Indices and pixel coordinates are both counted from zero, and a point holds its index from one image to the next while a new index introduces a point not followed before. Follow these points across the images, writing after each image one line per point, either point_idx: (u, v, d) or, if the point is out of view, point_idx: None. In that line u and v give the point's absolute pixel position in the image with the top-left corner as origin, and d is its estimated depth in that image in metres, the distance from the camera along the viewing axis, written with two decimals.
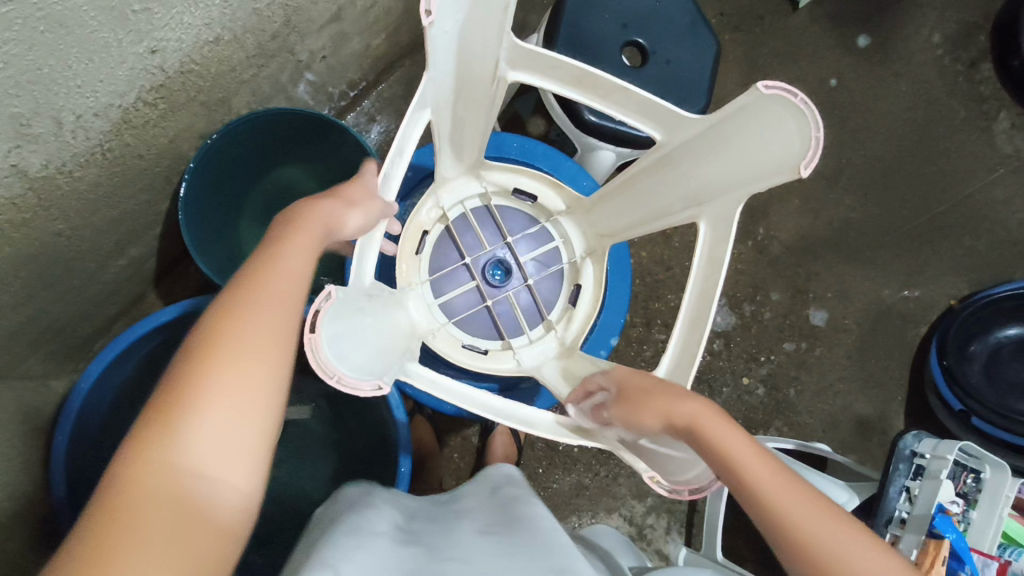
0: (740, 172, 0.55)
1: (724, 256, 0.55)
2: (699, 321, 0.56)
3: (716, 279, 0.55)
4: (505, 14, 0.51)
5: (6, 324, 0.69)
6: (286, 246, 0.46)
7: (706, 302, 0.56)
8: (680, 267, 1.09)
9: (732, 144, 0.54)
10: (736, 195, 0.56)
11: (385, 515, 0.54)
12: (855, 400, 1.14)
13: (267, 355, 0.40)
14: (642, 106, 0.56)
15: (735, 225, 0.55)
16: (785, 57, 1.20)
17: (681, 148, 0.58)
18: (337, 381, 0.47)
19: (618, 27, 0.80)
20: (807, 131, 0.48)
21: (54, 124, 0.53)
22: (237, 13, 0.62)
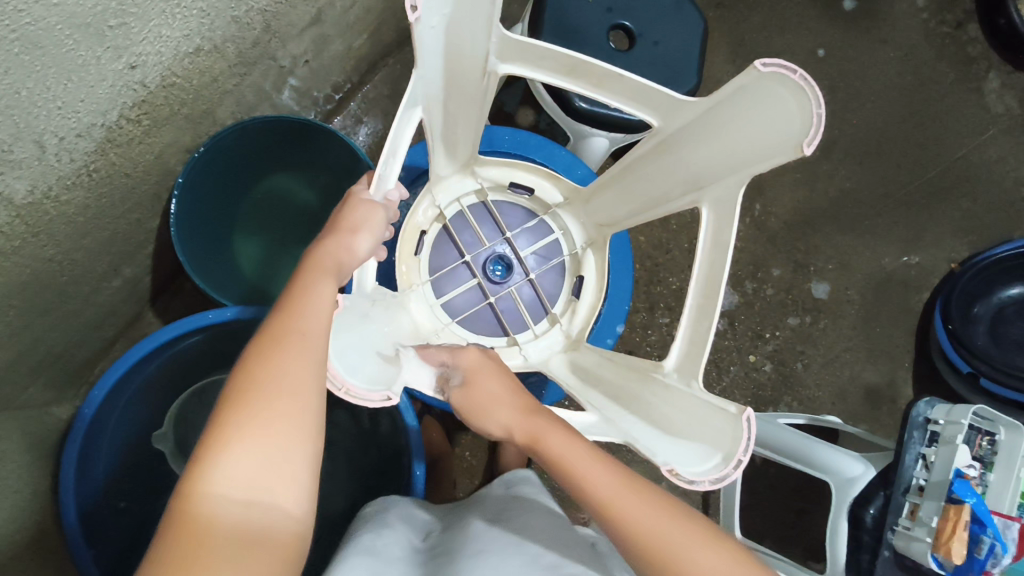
0: (740, 152, 0.54)
1: (729, 238, 0.54)
2: (709, 306, 0.55)
3: (721, 262, 0.54)
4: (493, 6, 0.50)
5: (3, 354, 0.68)
6: (311, 268, 0.47)
7: (714, 285, 0.55)
8: (680, 249, 1.08)
9: (731, 125, 0.53)
10: (737, 176, 0.55)
11: (401, 536, 0.56)
12: (863, 370, 1.13)
13: (306, 374, 0.40)
14: (637, 93, 0.55)
15: (738, 206, 0.54)
16: (771, 30, 1.19)
17: (678, 133, 0.57)
18: (345, 393, 0.46)
19: (604, 11, 0.79)
20: (808, 107, 0.47)
21: (36, 148, 0.52)
22: (215, 22, 0.61)
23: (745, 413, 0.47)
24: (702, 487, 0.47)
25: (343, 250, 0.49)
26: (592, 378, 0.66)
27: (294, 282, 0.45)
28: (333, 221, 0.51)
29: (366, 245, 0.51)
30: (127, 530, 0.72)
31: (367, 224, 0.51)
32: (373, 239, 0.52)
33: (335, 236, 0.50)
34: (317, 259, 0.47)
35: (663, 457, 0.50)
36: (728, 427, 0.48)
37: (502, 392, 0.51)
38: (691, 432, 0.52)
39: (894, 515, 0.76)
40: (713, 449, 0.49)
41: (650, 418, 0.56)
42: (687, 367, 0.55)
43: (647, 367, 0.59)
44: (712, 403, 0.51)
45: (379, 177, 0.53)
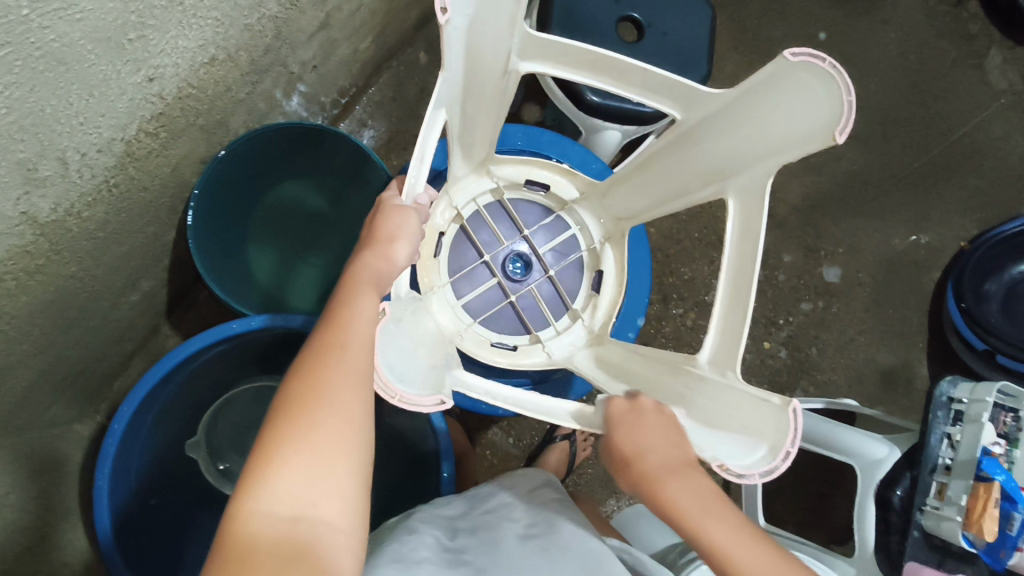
0: (767, 141, 0.53)
1: (758, 227, 0.54)
2: (740, 297, 0.55)
3: (751, 253, 0.54)
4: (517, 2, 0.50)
5: (27, 374, 0.68)
6: (353, 281, 0.47)
7: (746, 277, 0.55)
8: (690, 239, 1.09)
9: (757, 114, 0.53)
10: (763, 165, 0.55)
11: (427, 536, 0.54)
12: (878, 351, 1.14)
13: (354, 386, 0.40)
14: (660, 84, 0.55)
15: (767, 194, 0.54)
16: (772, 16, 1.18)
17: (702, 122, 0.57)
18: (399, 400, 0.47)
19: (612, 3, 0.78)
20: (837, 94, 0.47)
21: (60, 165, 0.51)
22: (229, 31, 0.61)
23: (791, 404, 0.47)
24: (752, 479, 0.47)
25: (382, 260, 0.49)
26: (622, 372, 0.65)
27: (337, 295, 0.45)
28: (370, 230, 0.51)
29: (403, 252, 0.51)
30: (160, 543, 0.71)
31: (402, 231, 0.51)
32: (410, 247, 0.52)
33: (372, 247, 0.50)
34: (358, 271, 0.47)
35: (711, 453, 0.50)
36: (774, 419, 0.49)
37: (649, 445, 0.49)
38: (728, 424, 0.52)
39: (921, 495, 0.76)
40: (760, 441, 0.49)
41: (688, 411, 0.56)
42: (723, 359, 0.55)
43: (679, 361, 0.60)
44: (755, 395, 0.51)
45: (410, 184, 0.54)
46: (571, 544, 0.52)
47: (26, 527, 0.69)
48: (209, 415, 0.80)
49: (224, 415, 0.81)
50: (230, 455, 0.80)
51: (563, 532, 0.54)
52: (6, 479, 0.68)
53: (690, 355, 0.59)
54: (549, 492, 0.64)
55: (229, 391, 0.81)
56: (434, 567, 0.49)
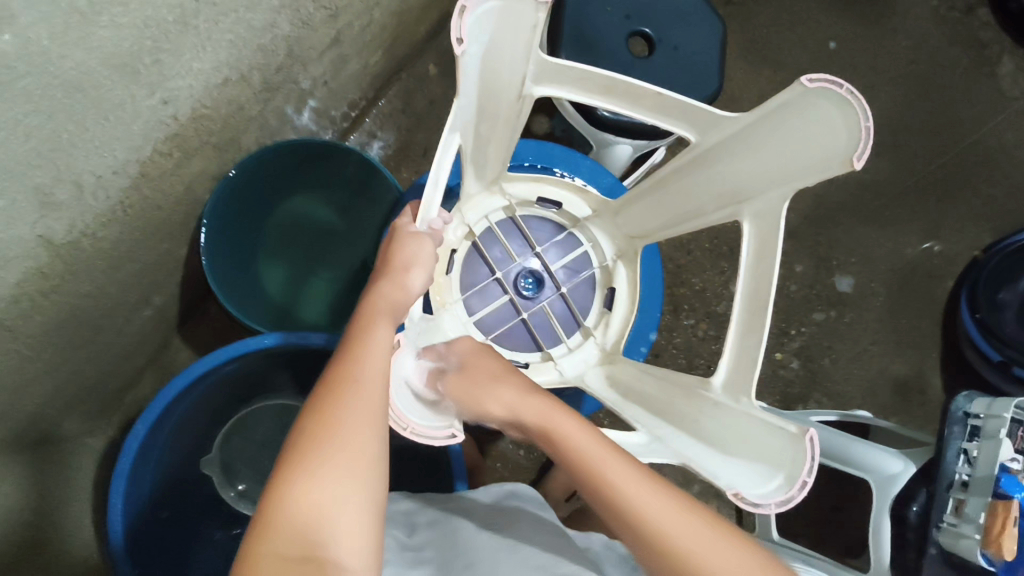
0: (784, 167, 0.54)
1: (774, 250, 0.54)
2: (755, 320, 0.54)
3: (767, 276, 0.54)
4: (535, 31, 0.50)
5: (41, 391, 0.68)
6: (369, 311, 0.47)
7: (760, 301, 0.54)
8: (700, 250, 1.09)
9: (772, 141, 0.53)
10: (781, 192, 0.55)
11: (389, 537, 0.57)
12: (891, 362, 1.13)
13: (369, 415, 0.40)
14: (674, 109, 0.55)
15: (782, 221, 0.54)
16: (782, 25, 1.18)
17: (716, 147, 0.57)
18: (410, 431, 0.48)
19: (622, 19, 0.78)
20: (855, 121, 0.47)
21: (75, 189, 0.52)
22: (242, 52, 0.61)
23: (807, 433, 0.46)
24: (768, 509, 0.47)
25: (397, 289, 0.50)
26: (635, 394, 0.65)
27: (354, 326, 0.46)
28: (385, 260, 0.53)
29: (419, 281, 0.52)
30: (170, 558, 0.71)
31: (417, 260, 0.52)
32: (425, 274, 0.53)
33: (388, 279, 0.50)
34: (374, 303, 0.48)
35: (726, 482, 0.50)
36: (790, 448, 0.48)
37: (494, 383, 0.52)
38: (743, 451, 0.52)
39: (938, 512, 0.74)
40: (776, 469, 0.49)
41: (704, 437, 0.55)
42: (738, 385, 0.54)
43: (693, 383, 0.59)
44: (770, 423, 0.50)
45: (426, 211, 0.55)
46: (525, 538, 0.56)
47: (40, 543, 0.69)
48: (223, 434, 0.81)
49: (238, 434, 0.82)
50: (245, 474, 0.81)
51: (516, 529, 0.57)
52: (19, 495, 0.68)
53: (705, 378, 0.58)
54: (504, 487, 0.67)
55: (241, 410, 0.82)
56: (398, 568, 0.52)
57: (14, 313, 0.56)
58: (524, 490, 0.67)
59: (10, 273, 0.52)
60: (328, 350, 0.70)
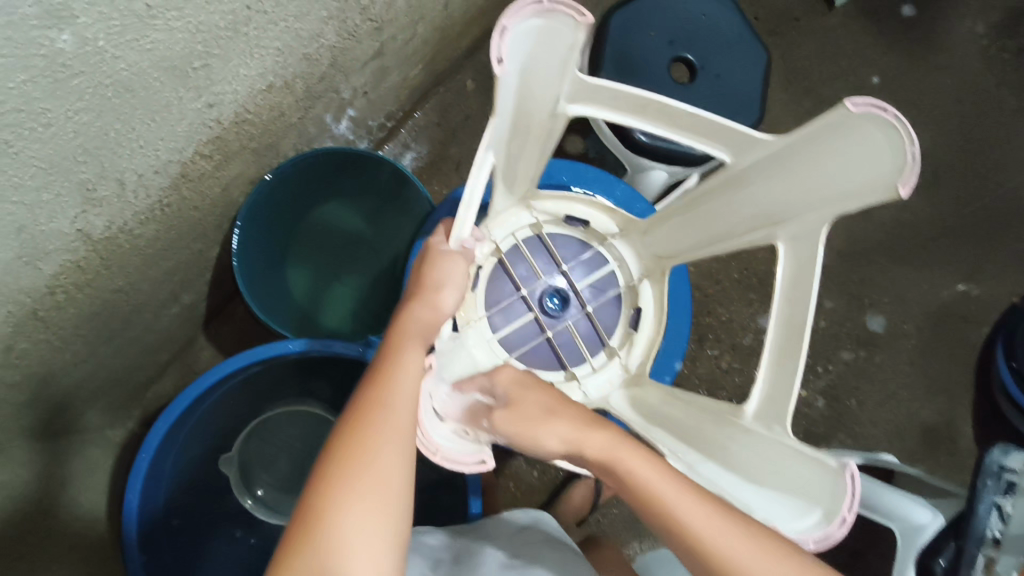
0: (822, 190, 0.50)
1: (811, 280, 0.50)
2: (791, 348, 0.51)
3: (803, 310, 0.50)
4: (571, 51, 0.47)
5: (67, 381, 0.69)
6: (401, 333, 0.47)
7: (796, 334, 0.51)
8: (728, 279, 1.08)
9: (813, 167, 0.49)
10: (819, 215, 0.51)
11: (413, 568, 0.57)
12: (920, 407, 1.09)
13: (400, 442, 0.40)
14: (710, 131, 0.51)
15: (821, 249, 0.50)
16: (824, 58, 1.17)
17: (750, 170, 0.53)
18: (439, 458, 0.48)
19: (666, 44, 0.78)
20: (900, 148, 0.44)
21: (117, 185, 0.53)
22: (289, 59, 0.62)
23: (848, 467, 0.44)
24: (808, 543, 0.45)
25: (427, 308, 0.50)
26: (661, 419, 0.63)
27: (385, 346, 0.46)
28: (417, 278, 0.52)
29: (449, 301, 0.52)
30: (180, 555, 0.71)
31: (448, 280, 0.52)
32: (455, 294, 0.52)
33: (420, 295, 0.50)
34: (405, 321, 0.48)
35: (762, 515, 0.48)
36: (829, 481, 0.46)
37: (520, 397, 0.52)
38: (777, 483, 0.50)
39: (968, 568, 0.69)
40: (812, 504, 0.46)
41: (733, 465, 0.53)
42: (770, 413, 0.52)
43: (723, 409, 0.56)
44: (805, 453, 0.48)
45: (458, 230, 0.55)
46: None
47: (54, 534, 0.69)
48: (241, 438, 0.80)
49: (257, 437, 0.81)
50: (262, 480, 0.81)
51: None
52: (37, 484, 0.69)
53: (736, 405, 0.56)
54: (535, 530, 0.66)
55: (260, 414, 0.81)
56: None
57: (49, 303, 0.56)
58: (554, 535, 0.66)
59: (48, 265, 0.53)
60: (351, 359, 0.70)
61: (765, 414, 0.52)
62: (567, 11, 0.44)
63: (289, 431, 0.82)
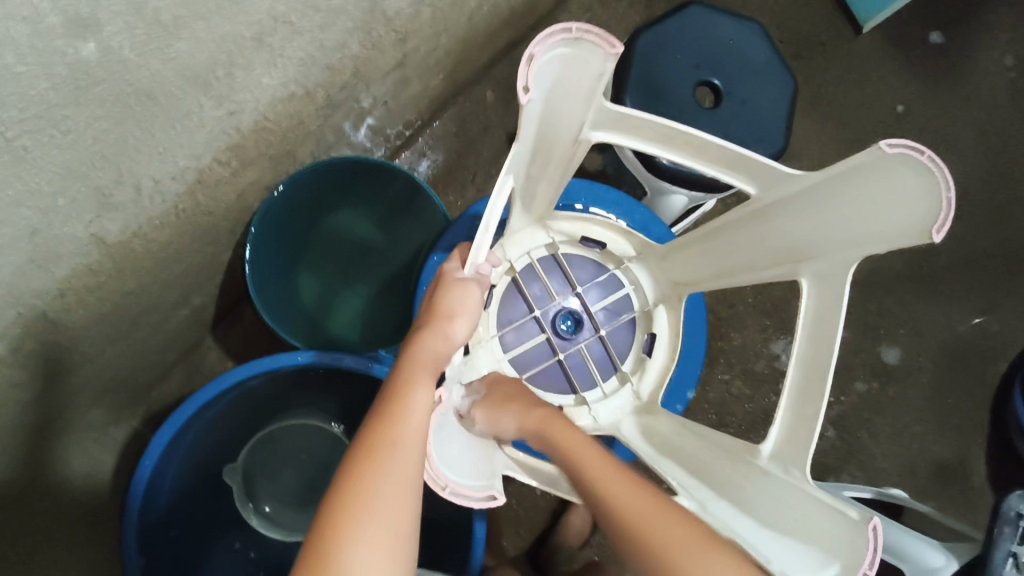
0: (850, 229, 0.47)
1: (835, 322, 0.48)
2: (813, 389, 0.49)
3: (826, 353, 0.48)
4: (599, 80, 0.46)
5: (73, 383, 0.68)
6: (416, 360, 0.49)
7: (818, 377, 0.49)
8: (743, 304, 1.06)
9: (842, 205, 0.47)
10: (846, 254, 0.48)
11: None
12: (933, 442, 1.07)
13: (409, 471, 0.41)
14: (736, 164, 0.50)
15: (847, 290, 0.48)
16: (848, 84, 1.15)
17: (777, 204, 0.51)
18: (447, 491, 0.47)
19: (691, 68, 0.77)
20: (935, 190, 0.41)
21: (134, 192, 0.52)
22: (312, 69, 0.61)
23: (873, 520, 0.42)
24: None
25: (440, 339, 0.52)
26: (671, 449, 0.61)
27: (398, 374, 0.48)
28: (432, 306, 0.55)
29: (462, 330, 0.54)
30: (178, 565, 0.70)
31: (462, 308, 0.54)
32: (469, 324, 0.55)
33: (433, 325, 0.53)
34: (419, 351, 0.50)
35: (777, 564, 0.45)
36: (849, 534, 0.43)
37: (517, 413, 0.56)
38: (793, 530, 0.47)
39: None
40: (830, 557, 0.44)
41: (747, 508, 0.51)
42: (790, 454, 0.50)
43: (739, 448, 0.55)
44: (826, 501, 0.46)
45: (474, 256, 0.55)
46: None
47: (51, 536, 0.69)
48: (245, 454, 0.80)
49: (261, 453, 0.81)
50: (269, 496, 0.80)
51: None
52: (38, 485, 0.68)
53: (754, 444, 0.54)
54: None
55: (264, 427, 0.81)
56: None
57: (58, 306, 0.56)
58: None
59: (60, 269, 0.52)
60: (359, 373, 0.69)
61: (782, 455, 0.50)
62: (598, 41, 0.43)
63: (294, 444, 0.82)
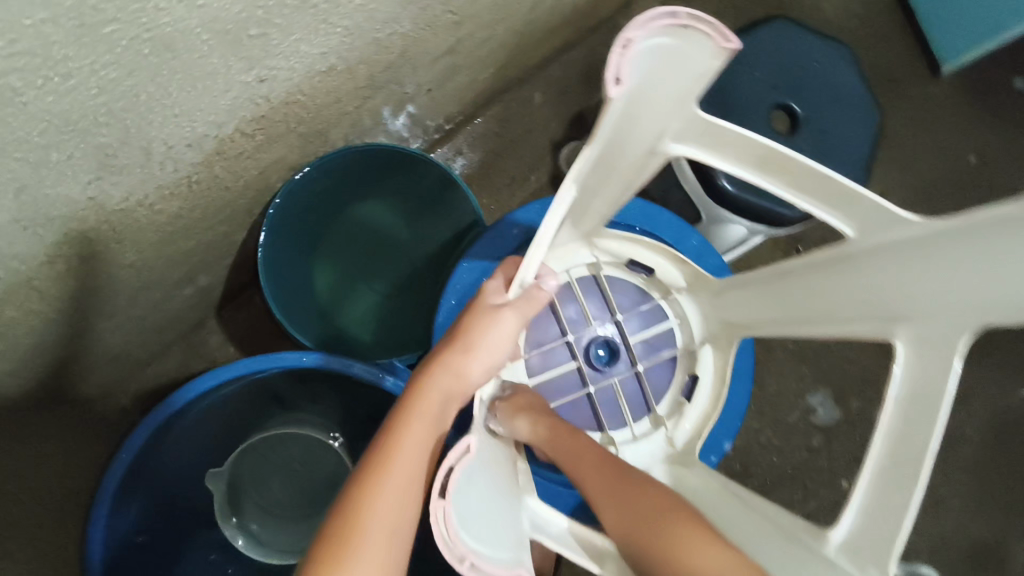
0: (971, 292, 0.38)
1: (942, 398, 0.39)
2: (902, 473, 0.40)
3: (925, 436, 0.40)
4: (698, 82, 0.40)
5: (58, 355, 0.62)
6: (422, 392, 0.44)
7: (912, 461, 0.40)
8: (783, 348, 0.99)
9: (963, 262, 0.39)
10: (961, 318, 0.39)
11: None
12: (971, 522, 0.99)
13: (401, 523, 0.38)
14: (832, 195, 0.43)
15: (960, 363, 0.39)
16: (921, 126, 1.07)
17: (882, 249, 0.43)
18: (470, 567, 0.35)
19: (770, 88, 0.70)
20: None
21: (142, 155, 0.46)
22: (356, 42, 0.55)
23: None
24: None
25: (458, 363, 0.46)
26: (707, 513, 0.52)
27: (401, 404, 0.44)
28: (457, 325, 0.49)
29: (485, 356, 0.48)
30: (148, 569, 0.64)
31: (494, 330, 0.48)
32: (494, 353, 0.48)
33: (454, 346, 0.47)
34: (433, 376, 0.45)
35: None
36: None
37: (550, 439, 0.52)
38: None
39: None
40: None
41: None
42: (866, 550, 0.40)
43: (798, 529, 0.45)
44: None
45: (523, 272, 0.48)
46: None
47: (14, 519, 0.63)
48: (230, 462, 0.74)
49: (250, 462, 0.75)
50: (254, 512, 0.74)
51: None
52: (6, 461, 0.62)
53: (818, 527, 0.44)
54: None
55: (253, 434, 0.74)
56: None
57: (46, 272, 0.50)
58: None
59: (50, 231, 0.46)
60: (367, 383, 0.63)
61: (855, 553, 0.41)
62: (708, 32, 0.37)
63: (289, 450, 0.76)
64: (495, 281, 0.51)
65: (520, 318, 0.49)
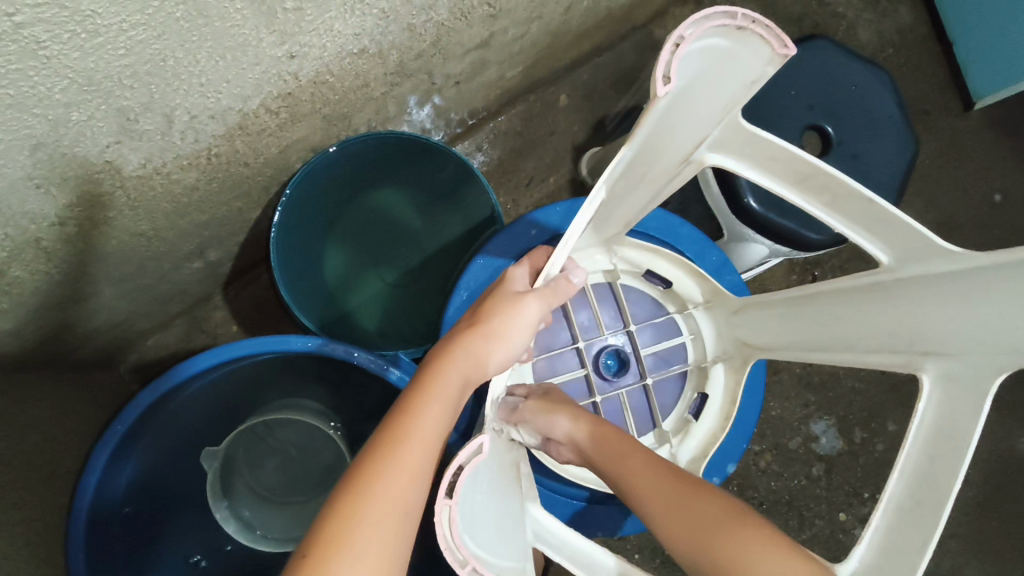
0: (1008, 332, 0.37)
1: (968, 440, 0.38)
2: (920, 513, 0.39)
3: (946, 479, 0.38)
4: (748, 88, 0.39)
5: (62, 318, 0.61)
6: (438, 378, 0.43)
7: (931, 501, 0.38)
8: (790, 373, 0.97)
9: (1000, 298, 0.37)
10: (994, 358, 0.38)
11: None
12: (965, 565, 0.97)
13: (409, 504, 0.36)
14: (868, 215, 0.43)
15: (989, 405, 0.37)
16: (948, 161, 1.05)
17: (916, 279, 0.42)
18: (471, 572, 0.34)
19: (805, 108, 0.68)
20: None
21: (163, 122, 0.45)
22: (390, 26, 0.54)
23: None
24: None
25: (476, 353, 0.46)
26: None
27: (414, 388, 0.42)
28: (476, 313, 0.48)
29: (504, 347, 0.47)
30: (133, 546, 0.63)
31: (516, 321, 0.48)
32: (513, 345, 0.48)
33: (474, 333, 0.46)
34: (450, 362, 0.44)
35: None
36: None
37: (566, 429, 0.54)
38: None
39: None
40: None
41: None
42: None
43: None
44: None
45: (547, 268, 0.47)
46: None
47: None
48: (225, 445, 0.73)
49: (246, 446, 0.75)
50: (247, 498, 0.74)
51: None
52: None
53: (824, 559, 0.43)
54: None
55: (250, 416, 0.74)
56: None
57: (56, 234, 0.49)
58: None
59: (64, 191, 0.45)
60: (371, 373, 0.62)
61: None
62: (766, 36, 0.36)
63: (286, 433, 0.76)
64: (518, 270, 0.51)
65: (542, 305, 0.49)
